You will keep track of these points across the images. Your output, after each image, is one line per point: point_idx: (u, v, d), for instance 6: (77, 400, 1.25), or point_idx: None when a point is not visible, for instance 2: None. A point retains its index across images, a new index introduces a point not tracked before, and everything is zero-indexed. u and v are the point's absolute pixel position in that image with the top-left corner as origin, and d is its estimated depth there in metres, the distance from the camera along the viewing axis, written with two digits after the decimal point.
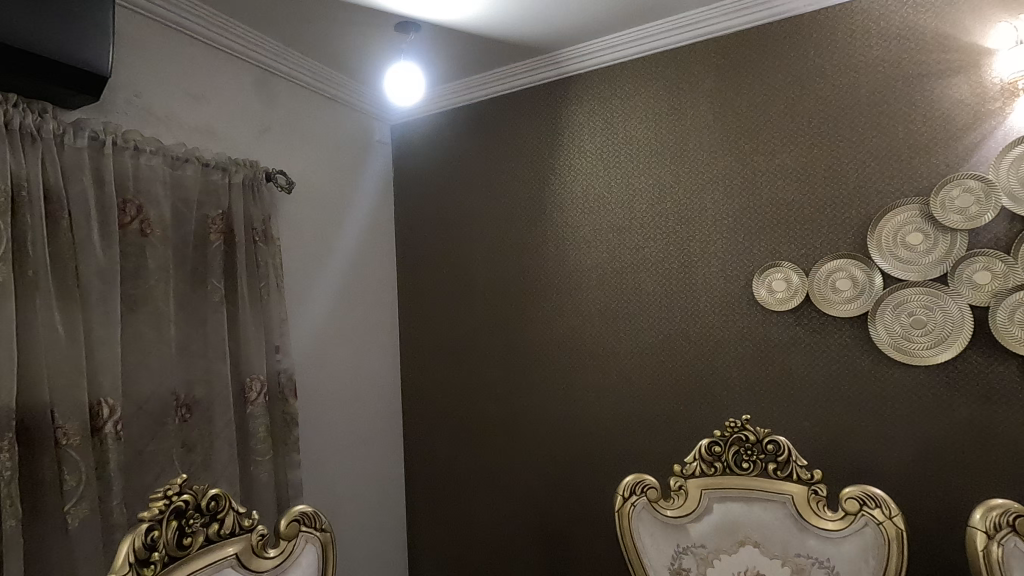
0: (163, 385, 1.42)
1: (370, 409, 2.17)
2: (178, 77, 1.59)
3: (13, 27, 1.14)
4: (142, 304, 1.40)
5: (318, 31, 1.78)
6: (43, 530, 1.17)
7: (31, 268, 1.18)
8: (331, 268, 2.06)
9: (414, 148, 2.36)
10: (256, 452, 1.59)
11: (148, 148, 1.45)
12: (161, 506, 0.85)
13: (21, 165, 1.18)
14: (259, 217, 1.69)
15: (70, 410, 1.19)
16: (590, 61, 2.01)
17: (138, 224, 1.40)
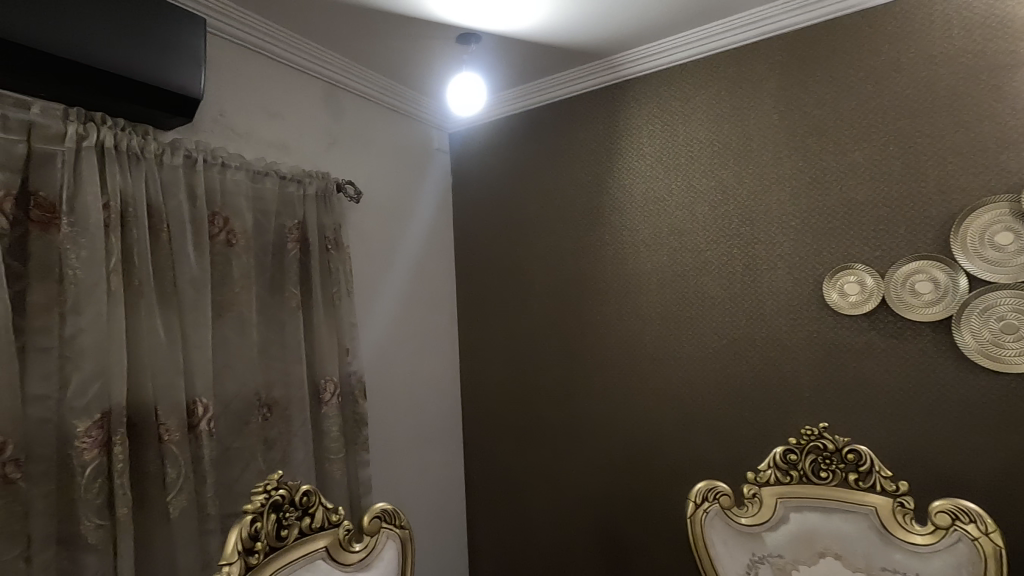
0: (246, 386, 1.51)
1: (432, 411, 2.23)
2: (256, 95, 1.69)
3: (121, 57, 1.24)
4: (228, 309, 1.50)
5: (384, 46, 1.85)
6: (149, 518, 1.27)
7: (137, 277, 1.29)
8: (396, 272, 2.13)
9: (472, 156, 2.41)
10: (331, 451, 1.67)
11: (233, 163, 1.55)
12: (262, 500, 0.91)
13: (127, 183, 1.29)
14: (331, 226, 1.78)
15: (170, 408, 1.29)
16: (649, 63, 1.99)
17: (225, 235, 1.50)
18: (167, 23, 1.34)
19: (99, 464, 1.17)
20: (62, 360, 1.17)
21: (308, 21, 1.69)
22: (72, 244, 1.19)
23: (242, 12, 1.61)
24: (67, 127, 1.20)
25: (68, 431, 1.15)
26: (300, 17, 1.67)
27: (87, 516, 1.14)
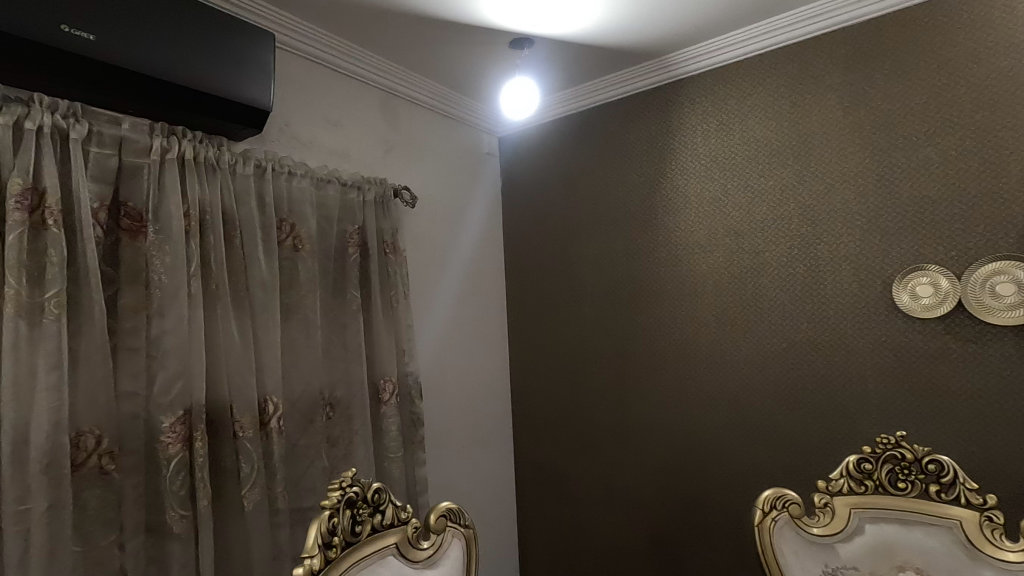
0: (311, 385, 1.56)
1: (483, 413, 2.26)
2: (319, 106, 1.75)
3: (201, 74, 1.31)
4: (295, 312, 1.56)
5: (438, 54, 1.89)
6: (225, 510, 1.34)
7: (214, 281, 1.35)
8: (449, 276, 2.16)
9: (522, 160, 2.42)
10: (390, 450, 1.71)
11: (299, 172, 1.61)
12: (338, 496, 0.95)
13: (206, 192, 1.37)
14: (389, 230, 1.83)
15: (245, 406, 1.35)
16: (704, 62, 1.96)
17: (292, 240, 1.57)
18: (243, 40, 1.40)
19: (182, 458, 1.24)
20: (148, 359, 1.24)
21: (367, 32, 1.74)
22: (157, 250, 1.26)
23: (306, 26, 1.67)
24: (153, 141, 1.29)
25: (154, 426, 1.22)
26: (360, 29, 1.72)
27: (171, 507, 1.21)
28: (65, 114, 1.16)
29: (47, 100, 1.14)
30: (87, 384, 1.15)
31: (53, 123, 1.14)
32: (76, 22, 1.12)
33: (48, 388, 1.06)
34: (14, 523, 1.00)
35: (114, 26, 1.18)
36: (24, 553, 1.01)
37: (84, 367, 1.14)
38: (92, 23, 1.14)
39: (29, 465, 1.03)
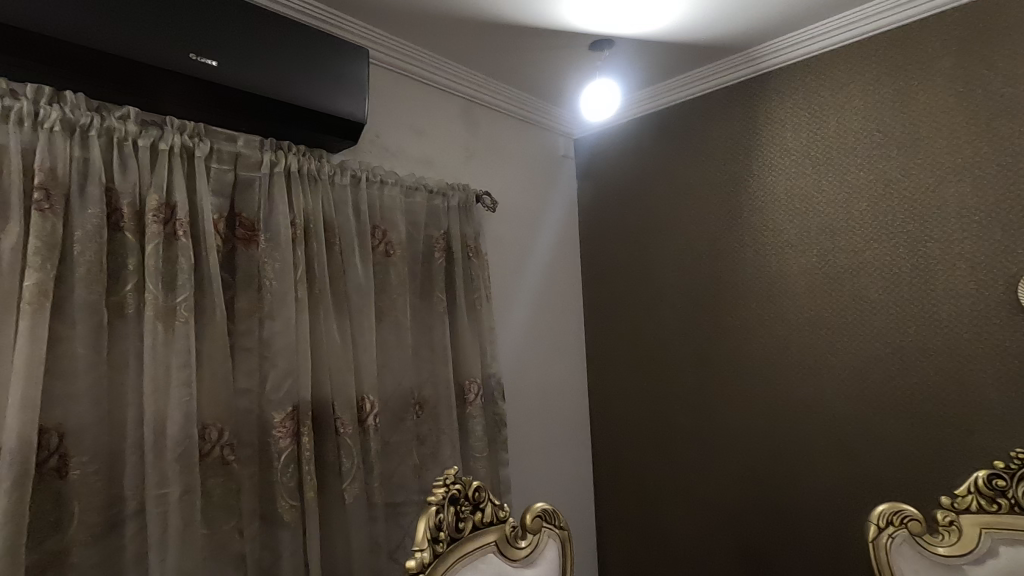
0: (402, 385, 1.63)
1: (562, 415, 2.26)
2: (406, 116, 1.82)
3: (306, 92, 1.39)
4: (387, 314, 1.63)
5: (519, 60, 1.91)
6: (327, 502, 1.41)
7: (317, 286, 1.44)
8: (527, 279, 2.18)
9: (598, 161, 2.41)
10: (475, 449, 1.75)
11: (390, 180, 1.68)
12: (443, 493, 0.98)
13: (309, 202, 1.46)
14: (472, 235, 1.87)
15: (345, 404, 1.42)
16: (792, 53, 1.88)
17: (384, 247, 1.64)
18: (343, 59, 1.48)
19: (291, 452, 1.32)
20: (260, 358, 1.34)
21: (451, 43, 1.79)
22: (268, 257, 1.35)
23: (395, 40, 1.74)
24: (263, 156, 1.39)
25: (268, 421, 1.31)
26: (444, 40, 1.77)
27: (282, 497, 1.30)
28: (191, 135, 1.28)
29: (176, 122, 1.25)
30: (210, 381, 1.25)
31: (181, 142, 1.25)
32: (202, 51, 1.23)
33: (180, 384, 1.16)
34: (154, 505, 1.11)
35: (233, 51, 1.28)
36: (162, 533, 1.11)
37: (207, 366, 1.25)
38: (216, 50, 1.25)
39: (165, 454, 1.14)
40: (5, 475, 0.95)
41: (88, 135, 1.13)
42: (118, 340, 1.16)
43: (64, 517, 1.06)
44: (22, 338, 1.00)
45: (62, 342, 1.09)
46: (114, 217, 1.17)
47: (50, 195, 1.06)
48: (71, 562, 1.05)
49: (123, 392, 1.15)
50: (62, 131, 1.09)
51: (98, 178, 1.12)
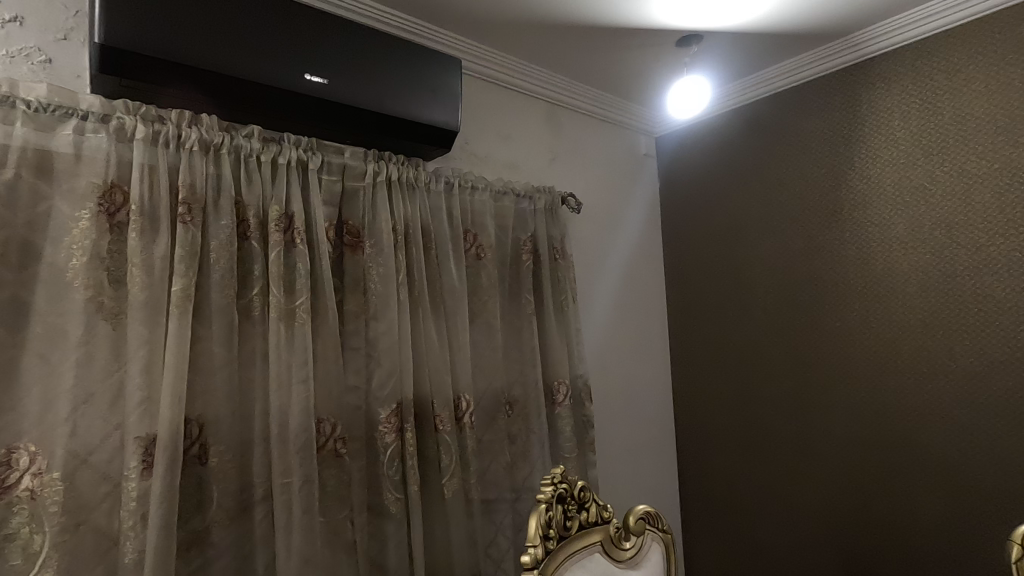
0: (493, 384, 1.67)
1: (647, 418, 2.22)
2: (493, 122, 1.86)
3: (405, 105, 1.46)
4: (478, 316, 1.68)
5: (604, 62, 1.91)
6: (427, 497, 1.47)
7: (416, 288, 1.50)
8: (610, 279, 2.18)
9: (682, 158, 2.35)
10: (565, 450, 1.76)
11: (481, 186, 1.72)
12: (552, 491, 1.01)
13: (408, 209, 1.53)
14: (558, 237, 1.88)
15: (443, 403, 1.48)
16: (900, 36, 1.76)
17: (475, 250, 1.69)
18: (438, 70, 1.54)
19: (396, 447, 1.39)
20: (367, 357, 1.42)
21: (538, 48, 1.81)
22: (373, 262, 1.43)
23: (483, 49, 1.78)
24: (367, 167, 1.47)
25: (375, 417, 1.39)
26: (531, 46, 1.80)
27: (388, 489, 1.37)
28: (305, 149, 1.37)
29: (293, 138, 1.35)
30: (324, 378, 1.34)
31: (297, 156, 1.35)
32: (315, 71, 1.31)
33: (299, 381, 1.25)
34: (280, 492, 1.21)
35: (342, 70, 1.36)
36: (287, 519, 1.21)
37: (321, 364, 1.33)
38: (326, 69, 1.33)
39: (288, 445, 1.23)
40: (160, 461, 1.07)
41: (220, 153, 1.24)
42: (246, 340, 1.26)
43: (205, 499, 1.17)
44: (172, 338, 1.11)
45: (201, 341, 1.20)
46: (242, 227, 1.27)
47: (191, 209, 1.18)
48: (211, 541, 1.16)
49: (251, 388, 1.25)
50: (200, 151, 1.21)
51: (229, 193, 1.23)
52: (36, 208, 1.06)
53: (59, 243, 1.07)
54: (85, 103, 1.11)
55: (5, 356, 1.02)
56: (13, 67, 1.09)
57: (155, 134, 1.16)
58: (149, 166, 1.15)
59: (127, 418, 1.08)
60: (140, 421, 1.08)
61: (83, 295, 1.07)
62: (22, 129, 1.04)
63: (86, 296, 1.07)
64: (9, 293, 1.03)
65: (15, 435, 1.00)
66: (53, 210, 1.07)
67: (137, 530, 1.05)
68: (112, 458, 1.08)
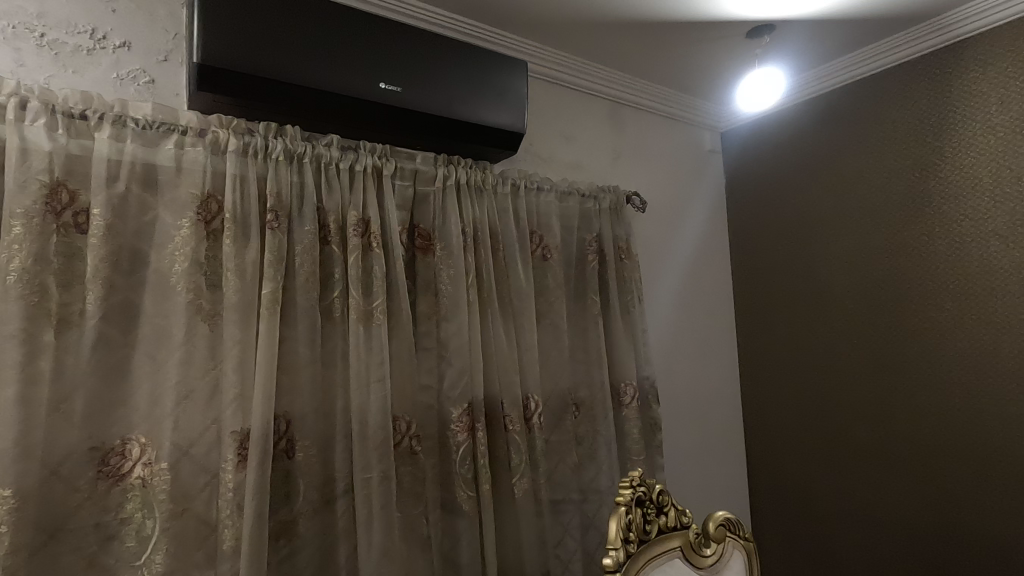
0: (560, 385, 1.67)
1: (714, 420, 2.16)
2: (557, 123, 1.87)
3: (473, 110, 1.48)
4: (545, 316, 1.68)
5: (669, 58, 1.88)
6: (498, 495, 1.48)
7: (485, 289, 1.52)
8: (674, 278, 2.13)
9: (750, 153, 2.27)
10: (633, 452, 1.73)
11: (546, 186, 1.73)
12: (631, 494, 1.02)
13: (477, 211, 1.55)
14: (623, 236, 1.86)
15: (513, 403, 1.50)
16: (998, 15, 1.64)
17: (541, 251, 1.70)
18: (505, 74, 1.55)
19: (468, 446, 1.42)
20: (439, 357, 1.45)
21: (602, 47, 1.80)
22: (443, 264, 1.47)
23: (546, 50, 1.79)
24: (437, 171, 1.50)
25: (447, 416, 1.42)
26: (595, 46, 1.79)
27: (461, 487, 1.40)
28: (380, 155, 1.42)
29: (369, 145, 1.40)
30: (399, 378, 1.38)
31: (373, 163, 1.40)
32: (389, 80, 1.36)
33: (377, 379, 1.30)
34: (361, 487, 1.25)
35: (413, 78, 1.39)
36: (367, 513, 1.25)
37: (397, 363, 1.38)
38: (399, 78, 1.37)
39: (367, 442, 1.27)
40: (253, 454, 1.13)
41: (302, 162, 1.30)
42: (328, 340, 1.32)
43: (292, 492, 1.23)
44: (263, 338, 1.18)
45: (288, 342, 1.26)
46: (323, 232, 1.33)
47: (278, 216, 1.24)
48: (298, 531, 1.22)
49: (332, 386, 1.31)
50: (285, 160, 1.27)
51: (311, 200, 1.29)
52: (143, 218, 1.15)
53: (163, 250, 1.15)
54: (184, 119, 1.19)
55: (119, 354, 1.11)
56: (123, 88, 1.19)
57: (245, 146, 1.24)
58: (241, 176, 1.22)
59: (223, 414, 1.14)
60: (236, 416, 1.15)
61: (185, 298, 1.15)
62: (131, 146, 1.13)
63: (187, 299, 1.15)
64: (122, 297, 1.12)
65: (128, 428, 1.10)
66: (158, 219, 1.16)
67: (234, 519, 1.12)
68: (210, 450, 1.15)
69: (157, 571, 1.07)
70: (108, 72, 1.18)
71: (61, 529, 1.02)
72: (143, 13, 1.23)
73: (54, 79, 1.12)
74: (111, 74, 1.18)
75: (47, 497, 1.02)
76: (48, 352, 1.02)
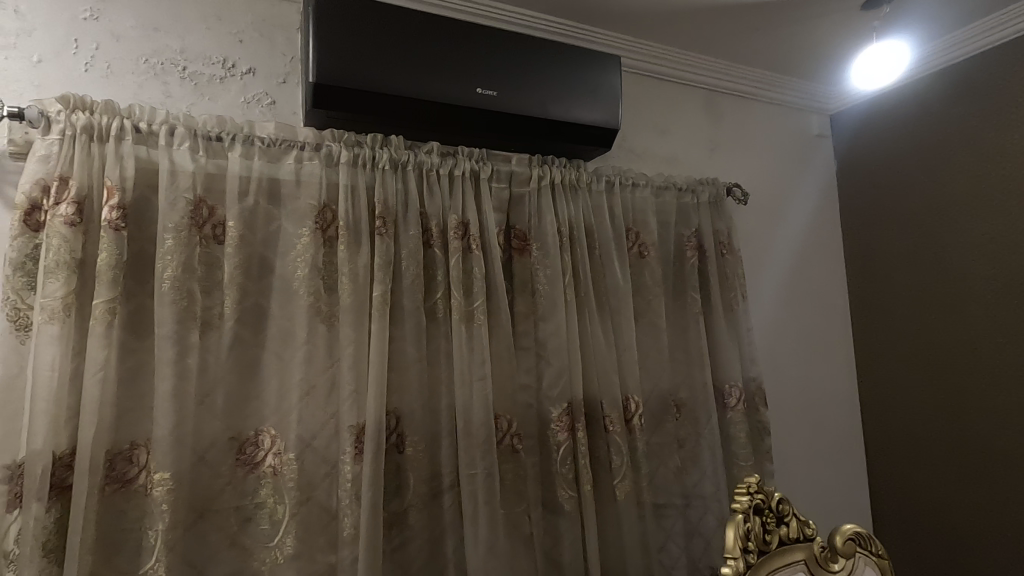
0: (660, 385, 1.62)
1: (829, 424, 2.00)
2: (650, 116, 1.82)
3: (567, 108, 1.48)
4: (643, 315, 1.64)
5: (773, 39, 1.77)
6: (598, 496, 1.47)
7: (582, 289, 1.52)
8: (780, 272, 2.00)
9: (865, 136, 2.09)
10: (739, 457, 1.65)
11: (642, 182, 1.69)
12: (748, 501, 0.98)
13: (572, 211, 1.55)
14: (724, 230, 1.78)
15: (612, 403, 1.48)
16: None
17: (638, 248, 1.66)
18: (598, 70, 1.53)
19: (568, 446, 1.41)
20: (537, 357, 1.45)
21: (699, 35, 1.73)
22: (540, 264, 1.48)
23: (639, 42, 1.74)
24: (532, 172, 1.52)
25: (547, 415, 1.43)
26: (691, 34, 1.72)
27: (562, 487, 1.40)
28: (477, 160, 1.46)
29: (467, 150, 1.44)
30: (500, 376, 1.40)
31: (471, 167, 1.44)
32: (486, 85, 1.38)
33: (480, 378, 1.33)
34: (467, 483, 1.29)
35: (508, 81, 1.41)
36: (473, 508, 1.28)
37: (497, 362, 1.40)
38: (495, 82, 1.40)
39: (471, 439, 1.31)
40: (368, 448, 1.20)
41: (406, 169, 1.36)
42: (432, 340, 1.37)
43: (402, 484, 1.29)
44: (375, 337, 1.25)
45: (396, 341, 1.32)
46: (426, 236, 1.39)
47: (386, 222, 1.31)
48: (409, 522, 1.28)
49: (438, 384, 1.35)
50: (390, 169, 1.34)
51: (415, 205, 1.35)
52: (269, 228, 1.25)
53: (287, 257, 1.25)
54: (302, 134, 1.28)
55: (251, 353, 1.22)
56: (250, 111, 1.31)
57: (355, 157, 1.32)
58: (352, 186, 1.30)
59: (341, 409, 1.22)
60: (353, 412, 1.22)
61: (306, 301, 1.24)
62: (258, 162, 1.24)
63: (307, 301, 1.23)
64: (253, 301, 1.23)
65: (260, 420, 1.20)
66: (281, 229, 1.26)
67: (353, 508, 1.19)
68: (329, 443, 1.23)
69: (288, 553, 1.16)
70: (238, 97, 1.30)
71: (207, 509, 1.14)
72: (265, 41, 1.35)
73: (195, 107, 1.25)
74: (239, 98, 1.30)
75: (197, 481, 1.14)
76: (195, 351, 1.13)
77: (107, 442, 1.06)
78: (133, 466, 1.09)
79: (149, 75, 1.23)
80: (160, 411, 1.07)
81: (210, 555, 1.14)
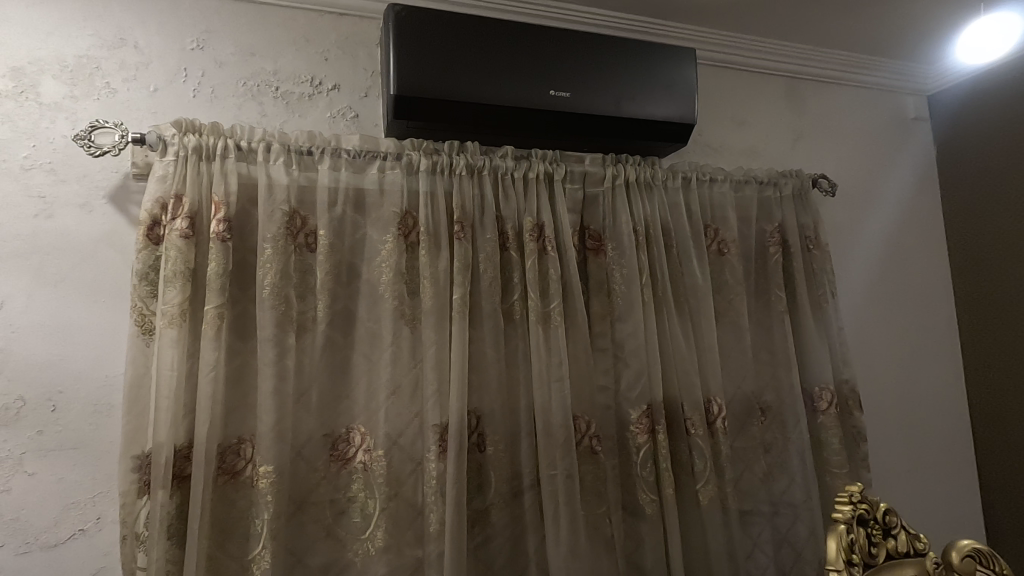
0: (744, 388, 1.56)
1: (934, 429, 1.85)
2: (727, 108, 1.75)
3: (642, 105, 1.45)
4: (724, 315, 1.58)
5: (862, 19, 1.66)
6: (681, 500, 1.43)
7: (660, 289, 1.49)
8: (873, 267, 1.87)
9: (970, 117, 1.92)
10: (832, 464, 1.56)
11: (720, 177, 1.63)
12: (850, 510, 0.93)
13: (648, 209, 1.52)
14: (811, 224, 1.69)
15: (694, 405, 1.44)
16: None
17: (717, 245, 1.61)
18: (673, 64, 1.50)
19: (649, 449, 1.39)
20: (615, 358, 1.44)
21: (780, 20, 1.65)
22: (616, 264, 1.46)
23: (715, 32, 1.69)
24: (606, 171, 1.50)
25: (626, 417, 1.41)
26: (771, 20, 1.65)
27: (643, 490, 1.38)
28: (551, 161, 1.46)
29: (540, 153, 1.45)
30: (578, 377, 1.40)
31: (544, 169, 1.45)
32: (559, 87, 1.39)
33: (558, 380, 1.33)
34: (547, 483, 1.30)
35: (582, 82, 1.41)
36: (553, 508, 1.29)
37: (575, 363, 1.40)
38: (569, 83, 1.40)
39: (551, 439, 1.31)
40: (452, 446, 1.23)
41: (482, 174, 1.39)
42: (510, 342, 1.39)
43: (484, 483, 1.32)
44: (456, 339, 1.28)
45: (476, 342, 1.35)
46: (502, 239, 1.41)
47: (464, 227, 1.34)
48: (491, 520, 1.30)
49: (516, 385, 1.37)
50: (467, 175, 1.38)
51: (490, 209, 1.38)
52: (355, 236, 1.32)
53: (372, 263, 1.31)
54: (384, 145, 1.34)
55: (341, 354, 1.29)
56: (335, 124, 1.38)
57: (433, 165, 1.36)
58: (431, 193, 1.35)
59: (425, 408, 1.26)
60: (437, 411, 1.26)
61: (391, 304, 1.29)
62: (345, 173, 1.30)
63: (392, 305, 1.29)
64: (342, 305, 1.30)
65: (351, 419, 1.27)
66: (367, 236, 1.32)
67: (438, 504, 1.23)
68: (414, 441, 1.28)
69: (379, 546, 1.21)
70: (324, 113, 1.38)
71: (306, 502, 1.22)
72: (347, 57, 1.42)
73: (287, 124, 1.34)
74: (326, 113, 1.38)
75: (295, 474, 1.22)
76: (292, 353, 1.21)
77: (219, 437, 1.16)
78: (241, 459, 1.18)
79: (247, 96, 1.33)
80: (263, 409, 1.16)
81: (309, 545, 1.21)
